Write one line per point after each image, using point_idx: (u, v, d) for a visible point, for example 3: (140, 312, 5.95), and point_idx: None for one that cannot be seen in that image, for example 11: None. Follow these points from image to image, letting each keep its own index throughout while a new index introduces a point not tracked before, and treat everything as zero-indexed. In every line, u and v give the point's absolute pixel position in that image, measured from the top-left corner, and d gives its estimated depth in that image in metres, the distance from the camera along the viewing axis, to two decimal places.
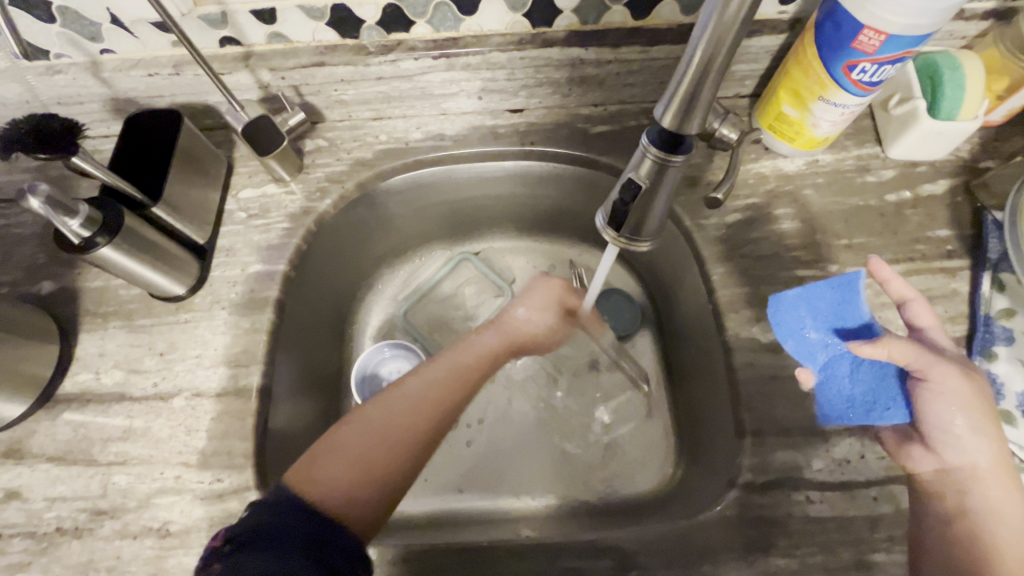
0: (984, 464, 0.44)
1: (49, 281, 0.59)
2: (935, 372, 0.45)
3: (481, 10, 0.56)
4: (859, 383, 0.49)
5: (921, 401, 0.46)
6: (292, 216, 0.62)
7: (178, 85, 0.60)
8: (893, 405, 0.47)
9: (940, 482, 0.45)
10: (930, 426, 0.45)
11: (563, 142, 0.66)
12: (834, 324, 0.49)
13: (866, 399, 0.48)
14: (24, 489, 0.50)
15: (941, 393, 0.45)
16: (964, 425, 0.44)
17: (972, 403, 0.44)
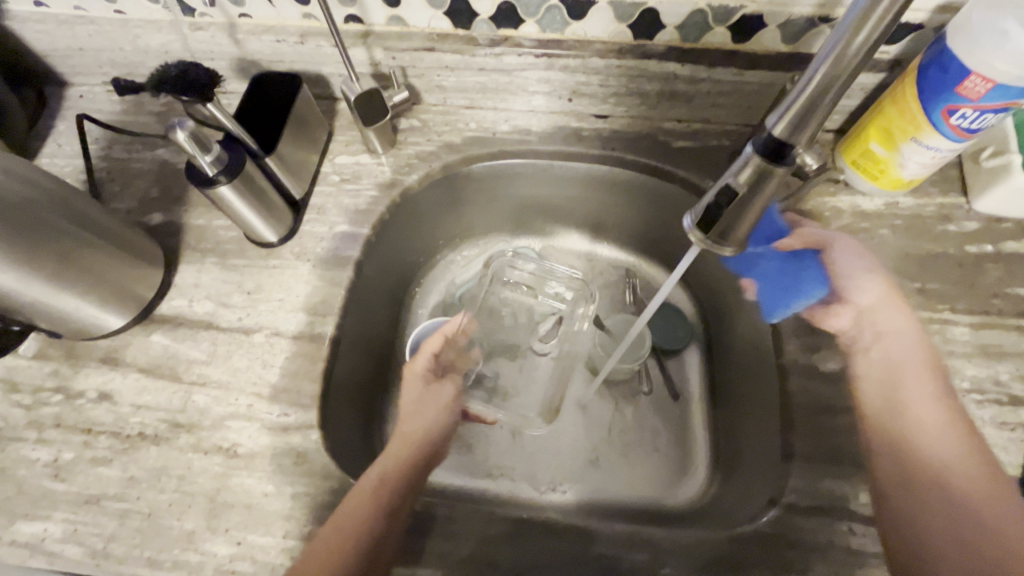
0: (878, 300, 0.56)
1: (159, 214, 0.65)
2: (831, 243, 0.59)
3: (588, 17, 0.59)
4: (784, 275, 0.60)
5: (832, 265, 0.58)
6: (380, 186, 0.67)
7: (299, 54, 0.65)
8: (810, 282, 0.58)
9: (854, 327, 0.56)
10: (839, 282, 0.57)
11: (643, 152, 0.68)
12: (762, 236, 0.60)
13: (788, 285, 0.59)
14: (115, 393, 0.55)
15: (833, 260, 0.58)
16: (858, 271, 0.57)
17: (866, 267, 0.57)
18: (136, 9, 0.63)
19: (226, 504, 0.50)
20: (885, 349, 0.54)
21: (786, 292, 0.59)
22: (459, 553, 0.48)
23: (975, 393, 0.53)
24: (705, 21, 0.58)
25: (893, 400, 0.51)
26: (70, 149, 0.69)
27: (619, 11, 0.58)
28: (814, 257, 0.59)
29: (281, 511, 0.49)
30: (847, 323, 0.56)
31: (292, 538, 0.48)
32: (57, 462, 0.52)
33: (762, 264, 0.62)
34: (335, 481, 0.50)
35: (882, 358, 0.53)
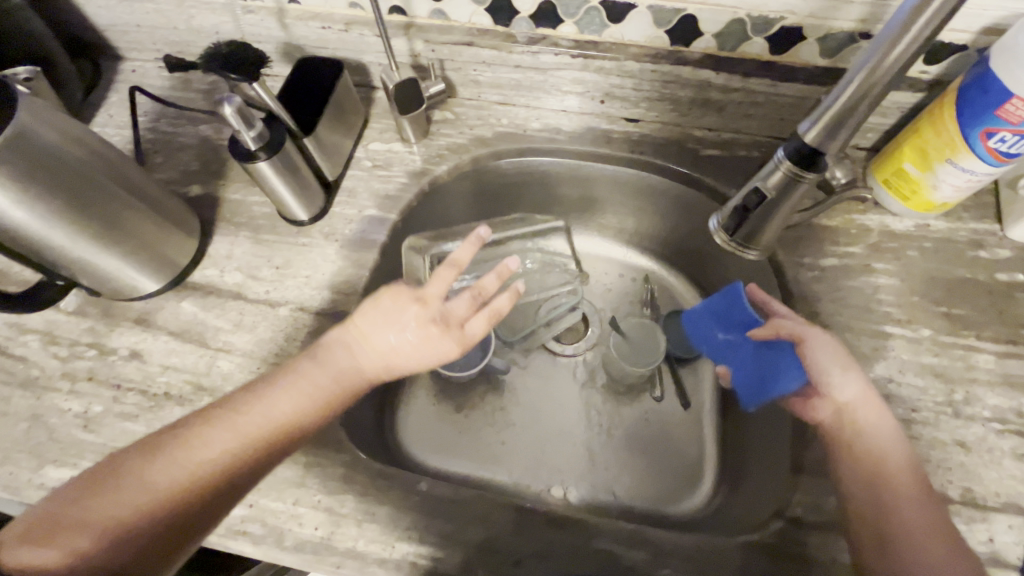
0: (857, 397, 0.51)
1: (198, 186, 0.67)
2: (809, 334, 0.54)
3: (627, 21, 0.60)
4: (758, 365, 0.60)
5: (807, 360, 0.54)
6: (410, 174, 0.68)
7: (342, 41, 0.67)
8: (781, 375, 0.57)
9: (835, 426, 0.51)
10: (815, 376, 0.53)
11: (671, 157, 0.69)
12: (731, 326, 0.63)
13: (762, 375, 0.60)
14: (145, 352, 0.58)
15: (814, 352, 0.53)
16: (836, 367, 0.53)
17: (845, 357, 0.53)
18: None
19: None
20: (859, 432, 0.50)
21: (761, 382, 0.59)
22: (461, 536, 0.49)
23: (996, 422, 0.52)
24: (743, 31, 0.58)
25: (862, 469, 0.48)
26: (121, 120, 0.72)
27: (658, 16, 0.58)
28: (787, 347, 0.56)
29: (293, 479, 0.51)
30: (828, 418, 0.52)
31: (302, 505, 0.50)
32: (86, 413, 0.55)
33: (735, 350, 0.63)
34: (347, 455, 0.52)
35: (856, 436, 0.50)
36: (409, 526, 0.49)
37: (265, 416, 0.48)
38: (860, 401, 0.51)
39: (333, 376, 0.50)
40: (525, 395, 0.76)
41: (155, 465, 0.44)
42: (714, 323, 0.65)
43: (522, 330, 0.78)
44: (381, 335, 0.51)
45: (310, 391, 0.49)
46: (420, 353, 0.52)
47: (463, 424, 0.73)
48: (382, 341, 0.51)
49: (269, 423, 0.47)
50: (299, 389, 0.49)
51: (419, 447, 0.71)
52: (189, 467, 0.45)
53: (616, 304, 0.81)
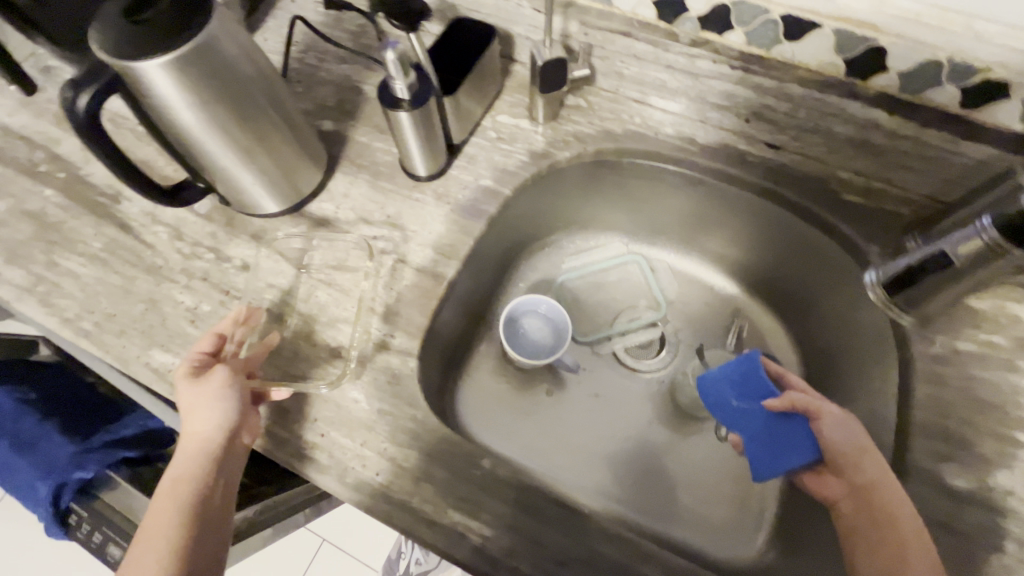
0: (871, 478, 0.49)
1: (331, 122, 0.70)
2: (826, 411, 0.55)
3: (805, 41, 0.56)
4: (769, 439, 0.57)
5: (826, 436, 0.54)
6: (532, 154, 0.67)
7: (497, 8, 0.67)
8: (797, 448, 0.56)
9: (850, 503, 0.50)
10: (835, 452, 0.53)
11: (806, 195, 0.63)
12: (746, 394, 0.60)
13: (776, 448, 0.57)
14: (255, 267, 0.61)
15: (832, 431, 0.54)
16: (852, 445, 0.52)
17: (861, 440, 0.52)
18: None
19: (321, 398, 0.53)
20: (874, 514, 0.48)
21: (776, 456, 0.56)
22: (512, 521, 0.48)
23: None
24: (936, 75, 0.53)
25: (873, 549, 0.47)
26: (274, 45, 0.76)
27: (843, 42, 0.54)
28: (802, 422, 0.56)
29: (364, 421, 0.52)
30: (842, 494, 0.52)
31: (367, 449, 0.51)
32: (195, 309, 0.58)
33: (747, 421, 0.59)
34: (418, 412, 0.53)
35: (866, 515, 0.48)
36: (464, 497, 0.49)
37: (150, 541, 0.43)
38: (873, 477, 0.49)
39: (180, 474, 0.46)
40: (588, 396, 0.75)
41: None
42: (726, 387, 0.61)
43: (595, 333, 0.80)
44: (187, 416, 0.48)
45: (167, 502, 0.45)
46: (222, 401, 0.48)
47: (522, 409, 0.73)
48: (195, 426, 0.48)
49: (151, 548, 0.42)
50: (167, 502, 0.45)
51: (474, 421, 0.71)
52: None
53: (700, 330, 0.79)
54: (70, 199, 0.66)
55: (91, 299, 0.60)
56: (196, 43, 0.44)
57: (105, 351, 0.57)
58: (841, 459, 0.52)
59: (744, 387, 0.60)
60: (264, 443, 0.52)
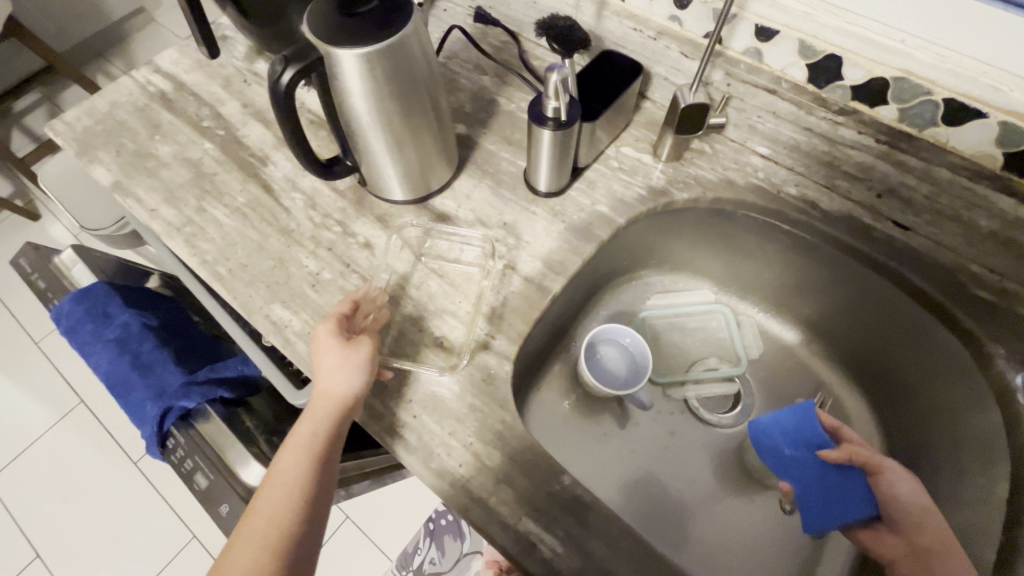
0: (930, 542, 0.52)
1: (464, 126, 0.74)
2: (886, 467, 0.56)
3: (965, 126, 0.55)
4: (824, 488, 0.58)
5: (886, 494, 0.56)
6: (650, 189, 0.69)
7: (644, 47, 0.69)
8: (851, 501, 0.57)
9: (909, 562, 0.51)
10: (894, 510, 0.55)
11: (928, 280, 0.61)
12: (799, 441, 0.60)
13: (829, 500, 0.58)
14: (376, 247, 0.65)
15: (893, 490, 0.55)
16: (913, 506, 0.54)
17: (925, 505, 0.54)
18: None
19: (419, 381, 0.56)
20: (935, 569, 0.50)
21: (829, 509, 0.58)
22: (585, 543, 0.49)
23: None
24: None
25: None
26: None
27: (1005, 135, 0.54)
28: (858, 475, 0.57)
29: (455, 412, 0.54)
30: (899, 555, 0.53)
31: (455, 439, 0.53)
32: (317, 275, 0.63)
33: (799, 470, 0.60)
34: (507, 415, 0.54)
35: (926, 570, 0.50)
36: (540, 508, 0.50)
37: (279, 488, 0.48)
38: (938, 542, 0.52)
39: (313, 427, 0.51)
40: (660, 434, 0.75)
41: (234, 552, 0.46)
42: (781, 434, 0.61)
43: (671, 372, 0.80)
44: (323, 375, 0.52)
45: (302, 448, 0.50)
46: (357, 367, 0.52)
47: (591, 432, 0.74)
48: (330, 384, 0.51)
49: (280, 494, 0.48)
50: (296, 455, 0.50)
51: (539, 433, 0.72)
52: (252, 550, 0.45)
53: (780, 393, 0.77)
54: (226, 155, 0.73)
55: (230, 247, 0.65)
56: (390, 43, 0.48)
57: (233, 297, 0.62)
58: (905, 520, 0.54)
59: (795, 434, 0.60)
60: (362, 413, 0.54)
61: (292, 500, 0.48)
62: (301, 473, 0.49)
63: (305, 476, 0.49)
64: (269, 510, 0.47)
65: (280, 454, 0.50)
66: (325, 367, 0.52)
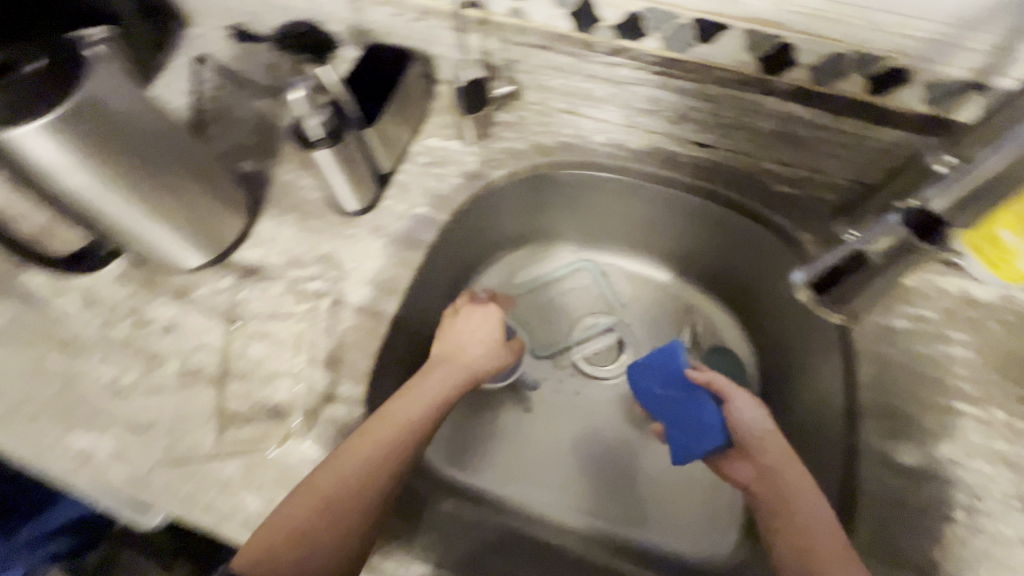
0: (776, 458, 0.51)
1: (251, 162, 0.66)
2: (735, 392, 0.56)
3: (717, 42, 0.57)
4: (685, 420, 0.59)
5: (734, 419, 0.55)
6: (465, 175, 0.66)
7: (412, 30, 0.65)
8: (707, 430, 0.56)
9: (760, 485, 0.51)
10: (743, 434, 0.54)
11: (738, 190, 0.65)
12: (665, 379, 0.60)
13: (691, 431, 0.58)
14: (181, 328, 0.57)
15: (740, 415, 0.55)
16: (760, 426, 0.54)
17: (764, 423, 0.54)
18: None
19: (264, 462, 0.50)
20: (782, 486, 0.49)
21: (690, 438, 0.58)
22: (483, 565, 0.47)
23: None
24: (843, 67, 0.55)
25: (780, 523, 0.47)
26: (181, 86, 0.72)
27: (753, 41, 0.55)
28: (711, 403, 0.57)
29: None
30: (751, 478, 0.52)
31: None
32: (117, 382, 0.54)
33: (667, 406, 0.61)
34: None
35: (773, 490, 0.50)
36: (427, 548, 0.47)
37: (386, 427, 0.48)
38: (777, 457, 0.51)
39: (442, 377, 0.54)
40: (551, 412, 0.74)
41: (331, 470, 0.45)
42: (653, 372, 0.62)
43: (553, 344, 0.78)
44: (467, 333, 0.59)
45: (433, 390, 0.52)
46: (490, 338, 0.59)
47: (487, 432, 0.72)
48: (469, 346, 0.58)
49: (394, 430, 0.48)
50: (425, 397, 0.51)
51: (437, 453, 0.69)
52: (349, 476, 0.45)
53: (656, 327, 0.79)
54: None
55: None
56: (75, 104, 0.40)
57: (19, 441, 0.52)
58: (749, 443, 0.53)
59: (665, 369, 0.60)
60: (210, 519, 0.48)
61: (389, 449, 0.47)
62: (408, 426, 0.48)
63: (431, 417, 0.50)
64: (365, 454, 0.46)
65: (410, 385, 0.53)
66: (469, 315, 0.60)
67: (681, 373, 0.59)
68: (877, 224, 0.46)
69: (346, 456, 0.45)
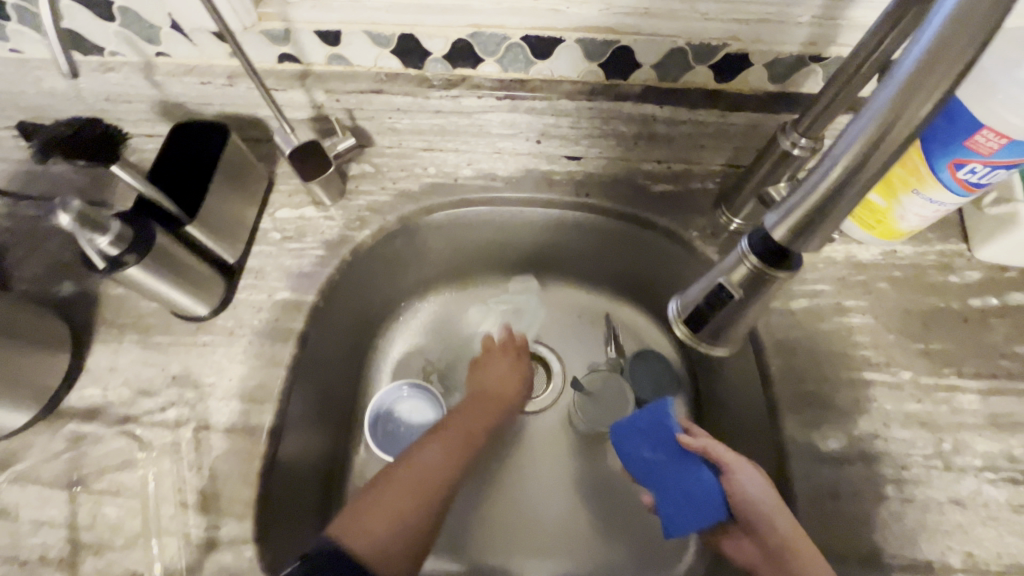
0: (787, 540, 0.42)
1: (70, 283, 0.56)
2: (736, 464, 0.45)
3: (555, 55, 0.53)
4: (682, 493, 0.45)
5: (739, 499, 0.44)
6: (328, 244, 0.59)
7: (229, 96, 0.57)
8: (707, 509, 0.44)
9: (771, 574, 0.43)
10: (749, 516, 0.43)
11: (620, 197, 0.61)
12: (654, 441, 0.47)
13: (688, 508, 0.45)
14: (12, 508, 0.47)
15: (744, 490, 0.44)
16: (768, 505, 0.43)
17: (775, 498, 0.43)
18: (33, 47, 0.56)
19: None
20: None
21: (684, 514, 0.45)
22: None
23: (988, 471, 0.48)
24: (686, 59, 0.52)
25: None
26: None
27: (589, 49, 0.52)
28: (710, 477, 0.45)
29: None
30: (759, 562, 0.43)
31: None
32: None
33: (659, 476, 0.46)
34: None
35: None
36: None
37: (426, 468, 0.51)
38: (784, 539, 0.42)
39: (484, 404, 0.60)
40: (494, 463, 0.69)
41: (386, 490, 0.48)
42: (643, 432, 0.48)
43: None
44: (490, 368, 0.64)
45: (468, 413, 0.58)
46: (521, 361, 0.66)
47: None
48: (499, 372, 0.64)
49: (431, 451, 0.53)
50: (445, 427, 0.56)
51: None
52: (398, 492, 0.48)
53: (579, 348, 0.74)
54: None
55: None
56: None
57: None
58: (756, 526, 0.43)
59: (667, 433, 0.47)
60: None
61: (431, 490, 0.50)
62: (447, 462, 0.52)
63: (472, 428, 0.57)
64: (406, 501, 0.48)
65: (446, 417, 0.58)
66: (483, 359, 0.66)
67: (674, 439, 0.46)
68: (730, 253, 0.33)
69: (391, 498, 0.47)
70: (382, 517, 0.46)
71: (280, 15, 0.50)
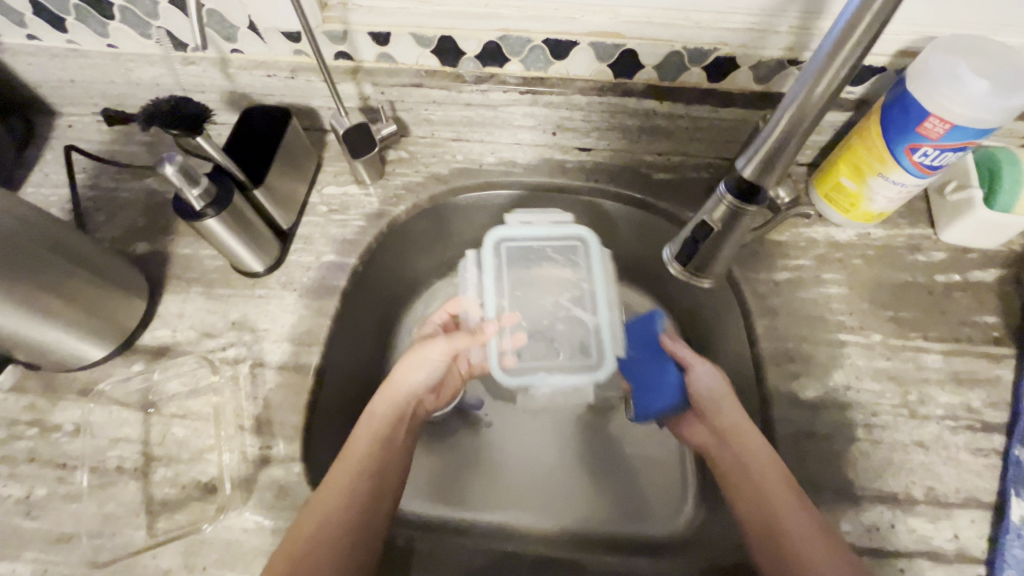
0: (727, 421, 0.55)
1: (145, 243, 0.65)
2: (698, 362, 0.60)
3: (571, 56, 0.62)
4: (646, 378, 0.64)
5: (693, 387, 0.59)
6: (368, 216, 0.67)
7: (289, 88, 0.66)
8: (665, 394, 0.61)
9: (720, 450, 0.56)
10: (700, 400, 0.59)
11: (624, 184, 0.70)
12: (638, 342, 0.65)
13: (648, 389, 0.63)
14: (92, 426, 0.54)
15: (697, 382, 0.59)
16: (718, 392, 0.58)
17: (723, 388, 0.58)
18: (129, 43, 0.64)
19: (205, 541, 0.49)
20: (737, 451, 0.54)
21: (645, 392, 0.63)
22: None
23: (949, 420, 0.54)
24: (681, 62, 0.60)
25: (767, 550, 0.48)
26: (57, 179, 0.70)
27: (601, 51, 0.60)
28: (675, 371, 0.61)
29: (262, 547, 0.49)
30: (709, 440, 0.58)
31: None
32: (29, 498, 0.51)
33: (637, 367, 0.65)
34: None
35: (737, 462, 0.53)
36: None
37: (332, 493, 0.50)
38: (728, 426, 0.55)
39: (376, 412, 0.59)
40: (506, 422, 0.74)
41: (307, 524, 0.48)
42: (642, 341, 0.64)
43: None
44: (407, 370, 0.64)
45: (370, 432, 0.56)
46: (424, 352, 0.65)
47: (447, 455, 0.71)
48: (407, 379, 0.63)
49: (338, 479, 0.51)
50: (354, 448, 0.54)
51: None
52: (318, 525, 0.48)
53: None
54: None
55: None
56: None
57: None
58: (704, 408, 0.58)
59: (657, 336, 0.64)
60: None
61: (365, 471, 0.52)
62: (373, 447, 0.55)
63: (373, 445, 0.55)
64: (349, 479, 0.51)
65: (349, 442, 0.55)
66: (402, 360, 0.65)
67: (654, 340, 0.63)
68: (713, 198, 0.50)
69: (333, 484, 0.50)
70: (328, 501, 0.49)
71: (341, 18, 0.60)
